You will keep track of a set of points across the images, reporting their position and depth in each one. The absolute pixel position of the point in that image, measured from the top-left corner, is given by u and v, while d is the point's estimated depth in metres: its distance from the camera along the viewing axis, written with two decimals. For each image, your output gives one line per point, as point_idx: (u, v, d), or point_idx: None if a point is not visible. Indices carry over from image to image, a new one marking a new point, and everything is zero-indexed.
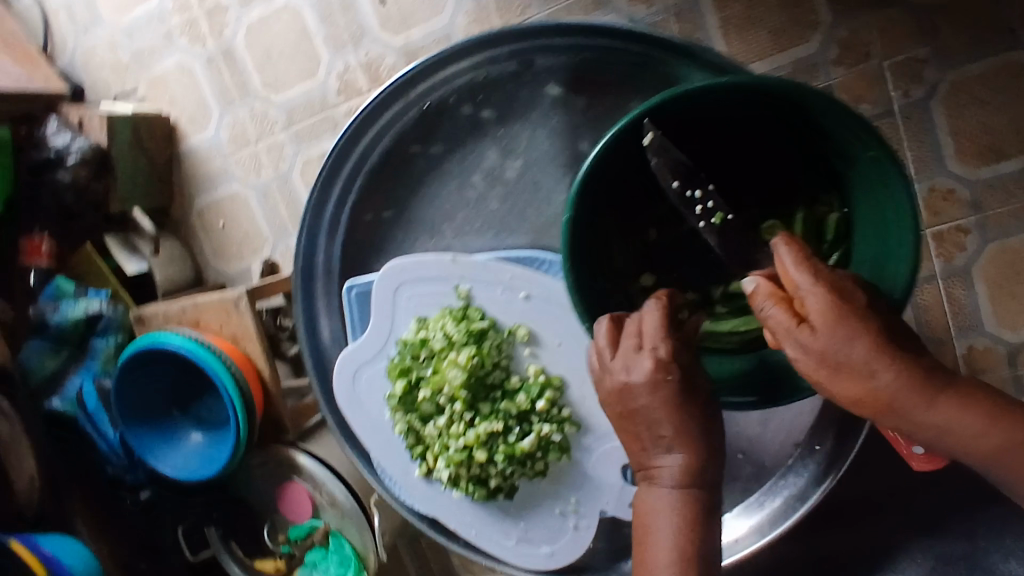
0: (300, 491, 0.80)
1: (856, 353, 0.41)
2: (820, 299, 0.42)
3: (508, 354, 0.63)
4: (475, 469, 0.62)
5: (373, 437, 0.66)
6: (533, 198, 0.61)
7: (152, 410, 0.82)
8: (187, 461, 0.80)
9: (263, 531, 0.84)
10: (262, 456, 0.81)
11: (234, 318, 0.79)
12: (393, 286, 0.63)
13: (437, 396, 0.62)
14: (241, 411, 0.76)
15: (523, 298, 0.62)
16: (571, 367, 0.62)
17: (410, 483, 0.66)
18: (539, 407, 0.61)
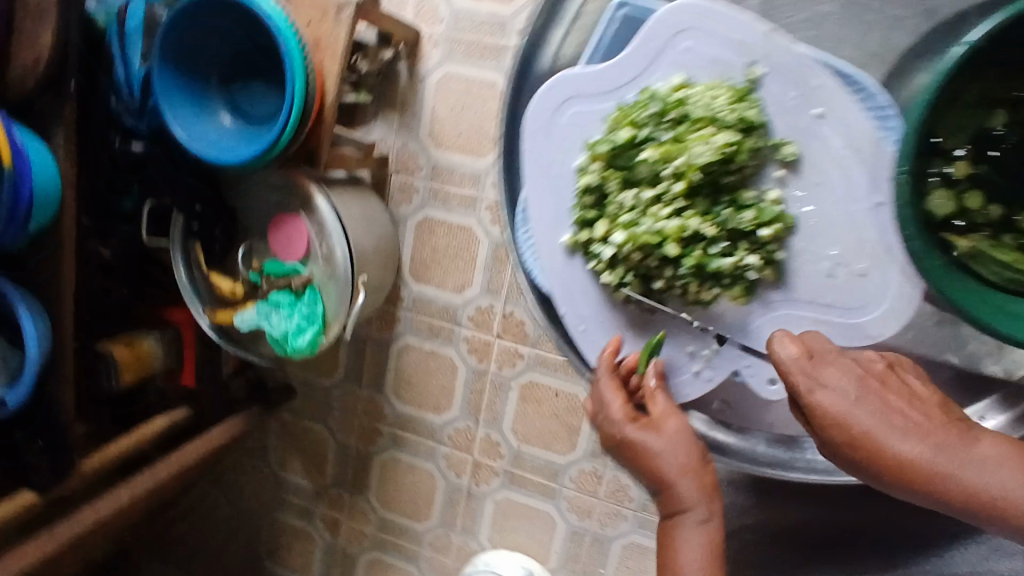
0: (297, 231, 0.98)
1: (930, 445, 0.47)
2: (846, 401, 0.50)
3: (756, 166, 0.60)
4: (653, 266, 0.63)
5: (546, 207, 0.67)
6: (843, 100, 0.57)
7: (196, 72, 0.93)
8: (205, 136, 0.92)
9: (238, 251, 1.03)
10: (276, 176, 0.97)
11: (332, 24, 0.89)
12: (672, 28, 0.61)
13: (661, 175, 0.62)
14: (295, 117, 0.87)
15: (815, 114, 0.58)
16: (818, 212, 0.59)
17: (555, 259, 0.68)
18: (763, 232, 0.59)
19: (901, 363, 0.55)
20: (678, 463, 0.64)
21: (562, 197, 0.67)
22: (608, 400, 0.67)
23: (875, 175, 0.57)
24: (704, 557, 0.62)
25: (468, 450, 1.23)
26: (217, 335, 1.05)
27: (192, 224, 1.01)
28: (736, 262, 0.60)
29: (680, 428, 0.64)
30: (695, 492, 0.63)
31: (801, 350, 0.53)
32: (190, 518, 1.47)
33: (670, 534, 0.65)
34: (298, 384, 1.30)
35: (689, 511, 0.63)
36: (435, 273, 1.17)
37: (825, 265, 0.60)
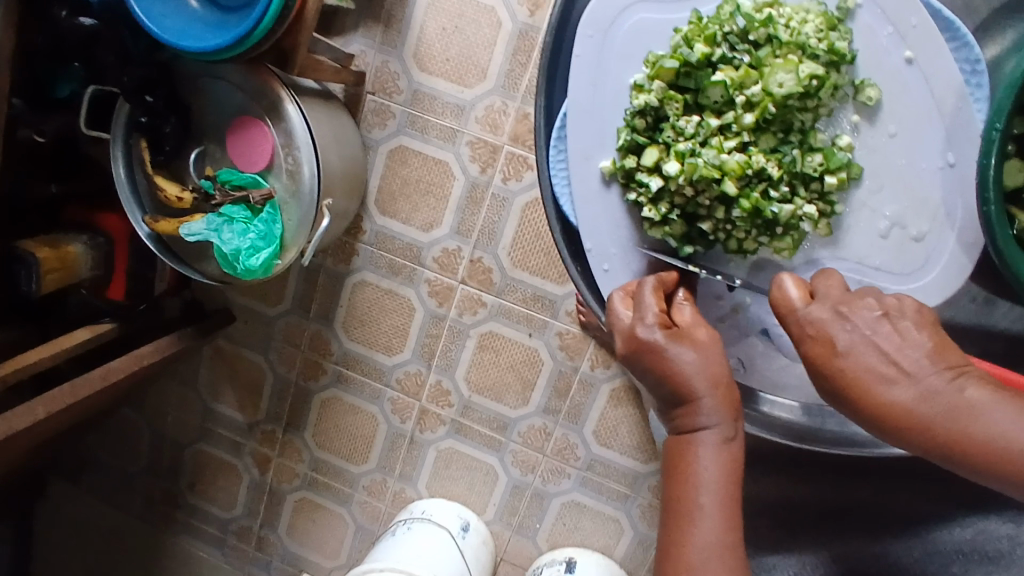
0: (262, 140, 0.88)
1: (913, 390, 0.42)
2: (835, 349, 0.44)
3: (834, 105, 0.48)
4: (702, 207, 0.49)
5: (585, 122, 0.51)
6: (948, 45, 0.46)
7: None
8: (165, 18, 0.80)
9: (190, 154, 0.92)
10: (243, 76, 0.87)
11: None
12: None
13: (734, 98, 0.47)
14: (275, 11, 0.77)
15: (905, 58, 0.46)
16: (884, 169, 0.48)
17: (586, 186, 0.52)
18: (829, 181, 0.47)
19: (898, 306, 0.45)
20: (708, 377, 0.48)
21: (609, 111, 0.51)
22: (641, 306, 0.49)
23: (955, 132, 0.47)
24: (719, 473, 0.48)
25: (416, 395, 1.18)
26: (155, 246, 0.94)
27: (140, 116, 0.90)
28: (794, 211, 0.48)
29: (711, 337, 0.49)
30: (718, 408, 0.48)
31: (802, 293, 0.47)
32: (102, 445, 1.36)
33: (683, 452, 0.50)
34: (239, 310, 1.21)
35: (711, 427, 0.48)
36: (402, 208, 1.10)
37: (880, 226, 0.49)
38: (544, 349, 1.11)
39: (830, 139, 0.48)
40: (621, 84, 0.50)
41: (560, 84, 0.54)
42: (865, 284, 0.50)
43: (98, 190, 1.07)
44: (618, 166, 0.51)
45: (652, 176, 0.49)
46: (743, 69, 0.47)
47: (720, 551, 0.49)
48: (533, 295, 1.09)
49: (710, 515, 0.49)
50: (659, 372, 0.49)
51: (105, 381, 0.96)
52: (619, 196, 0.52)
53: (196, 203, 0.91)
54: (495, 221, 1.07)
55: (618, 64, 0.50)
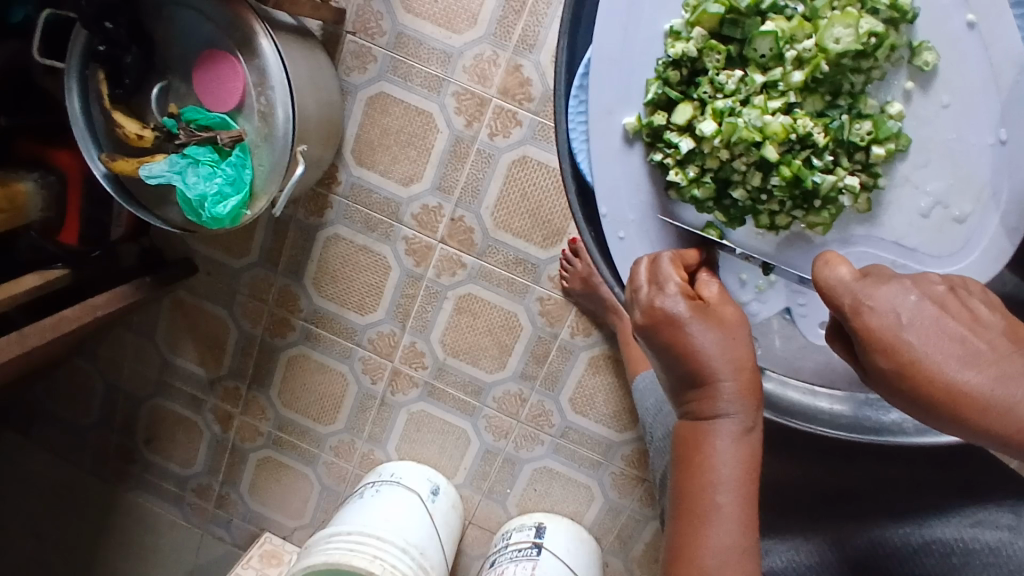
0: (235, 77, 0.80)
1: (993, 370, 0.34)
2: (899, 321, 0.36)
3: (888, 68, 0.45)
4: (737, 169, 0.47)
5: (611, 72, 0.47)
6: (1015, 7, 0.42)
7: None
8: None
9: (151, 89, 0.84)
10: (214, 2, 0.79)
11: None
12: None
13: (784, 52, 0.44)
14: None
15: (966, 21, 0.43)
16: (935, 141, 0.45)
17: (607, 145, 0.49)
18: (874, 152, 0.45)
19: (965, 285, 0.40)
20: (731, 360, 0.45)
21: (637, 61, 0.47)
22: (661, 276, 0.47)
23: (1013, 107, 0.43)
24: (737, 467, 0.46)
25: (388, 356, 1.14)
26: (113, 188, 0.87)
27: (97, 45, 0.81)
28: (835, 183, 0.46)
29: (737, 317, 0.46)
30: (741, 396, 0.45)
31: (853, 271, 0.41)
32: (52, 397, 1.29)
33: (697, 442, 0.47)
34: (202, 261, 1.15)
35: (730, 417, 0.45)
36: (380, 159, 1.04)
37: (922, 204, 0.47)
38: (524, 315, 1.07)
39: (879, 106, 0.45)
40: (654, 28, 0.46)
41: (585, 28, 0.49)
42: (897, 263, 0.48)
43: (49, 123, 0.98)
44: (644, 123, 0.47)
45: (682, 137, 0.47)
46: (797, 20, 0.44)
47: (735, 553, 0.46)
48: (516, 259, 1.05)
49: (728, 516, 0.46)
50: (678, 351, 0.45)
51: (55, 330, 0.90)
52: (641, 156, 0.49)
53: (159, 141, 0.84)
54: (479, 178, 1.02)
55: (652, 8, 0.46)
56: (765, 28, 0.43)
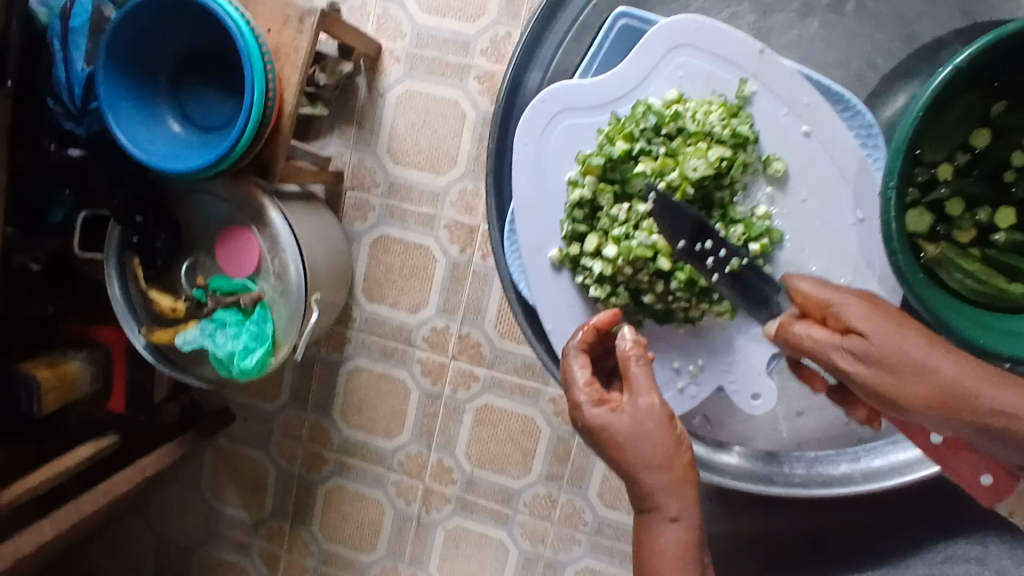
0: (251, 246, 0.92)
1: (961, 366, 0.47)
2: (894, 324, 0.48)
3: (747, 181, 0.61)
4: (643, 278, 0.61)
5: (534, 217, 0.63)
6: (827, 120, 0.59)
7: (141, 75, 0.87)
8: (152, 143, 0.86)
9: (181, 266, 0.96)
10: (228, 187, 0.92)
11: (288, 33, 0.87)
12: (671, 43, 0.59)
13: (656, 185, 0.60)
14: (250, 127, 0.82)
15: (803, 132, 0.59)
16: (801, 230, 0.61)
17: (542, 273, 0.64)
18: (753, 250, 0.59)
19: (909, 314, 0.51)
20: (648, 451, 0.56)
21: (554, 203, 0.63)
22: (571, 377, 0.60)
23: (860, 190, 0.59)
24: (676, 547, 0.55)
25: (419, 476, 1.19)
26: (153, 356, 0.97)
27: (131, 236, 0.94)
28: None
29: (649, 406, 0.57)
30: (667, 484, 0.56)
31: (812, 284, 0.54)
32: (109, 558, 1.35)
33: (643, 528, 0.57)
34: (238, 408, 1.24)
35: (665, 504, 0.56)
36: (389, 293, 1.14)
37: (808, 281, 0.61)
38: (540, 416, 1.12)
39: (748, 210, 0.61)
40: (558, 180, 0.63)
41: (508, 184, 0.65)
42: None
43: (95, 306, 1.12)
44: (565, 253, 0.63)
45: (595, 258, 0.62)
46: (660, 161, 0.60)
47: None
48: (524, 364, 1.12)
49: None
50: (602, 442, 0.58)
51: (108, 493, 0.99)
52: (570, 279, 0.64)
53: (190, 310, 0.96)
54: (480, 296, 1.11)
55: (558, 166, 0.63)
56: (637, 170, 0.60)
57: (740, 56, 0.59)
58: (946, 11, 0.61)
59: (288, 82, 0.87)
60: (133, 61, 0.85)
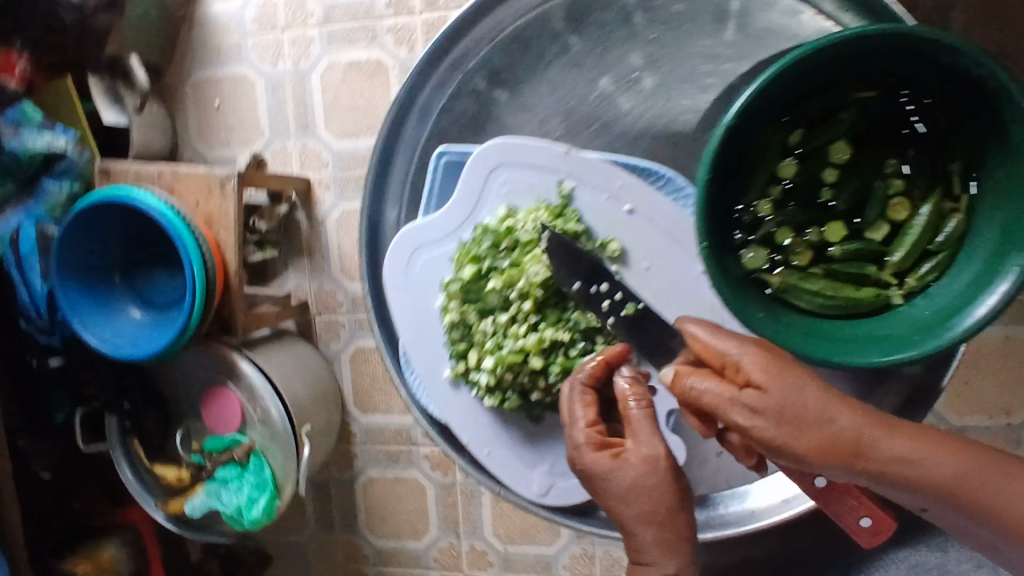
0: (232, 399, 0.97)
1: (854, 415, 0.53)
2: (777, 387, 0.53)
3: (594, 263, 0.72)
4: (523, 373, 0.73)
5: (421, 347, 0.77)
6: (631, 194, 0.71)
7: (94, 278, 0.94)
8: (117, 336, 0.92)
9: (176, 434, 1.01)
10: (200, 351, 0.98)
11: (215, 199, 0.94)
12: (492, 166, 0.73)
13: (512, 296, 0.73)
14: (199, 298, 0.88)
15: (626, 209, 0.71)
16: (655, 291, 0.71)
17: (444, 388, 0.77)
18: (609, 324, 0.71)
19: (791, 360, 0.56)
20: (641, 506, 0.60)
21: (435, 328, 0.77)
22: (573, 418, 0.66)
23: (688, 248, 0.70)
24: None
25: (457, 566, 1.20)
26: (172, 524, 1.01)
27: (126, 423, 1.00)
28: (591, 357, 0.72)
29: (649, 445, 0.62)
30: (657, 540, 0.60)
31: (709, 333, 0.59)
32: None
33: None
34: (272, 547, 1.27)
35: (656, 559, 0.60)
36: (380, 400, 1.18)
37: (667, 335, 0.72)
38: None
39: (600, 290, 0.73)
40: (433, 307, 0.77)
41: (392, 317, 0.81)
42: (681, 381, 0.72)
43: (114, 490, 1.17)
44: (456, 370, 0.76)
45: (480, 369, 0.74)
46: (508, 276, 0.72)
47: None
48: None
49: None
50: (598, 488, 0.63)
51: None
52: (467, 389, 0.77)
53: (194, 474, 1.01)
54: None
55: (431, 296, 0.77)
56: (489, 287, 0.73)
57: (552, 166, 0.72)
58: (751, 43, 0.69)
59: (226, 245, 0.94)
60: (82, 268, 0.92)
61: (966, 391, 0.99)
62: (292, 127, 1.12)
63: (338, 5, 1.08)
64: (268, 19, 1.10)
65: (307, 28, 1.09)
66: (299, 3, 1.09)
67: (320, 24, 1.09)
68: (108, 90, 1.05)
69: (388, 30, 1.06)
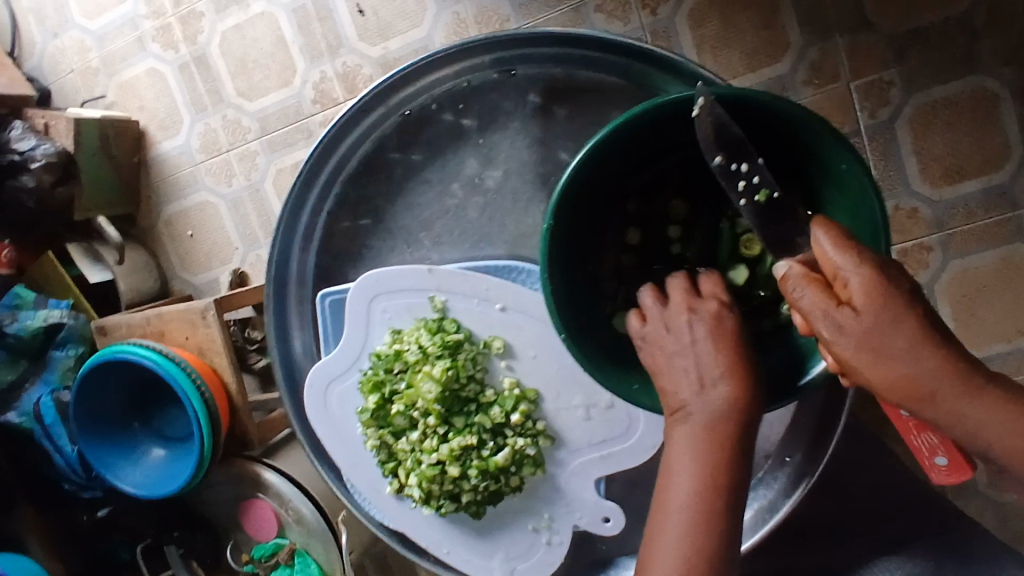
0: (265, 508, 1.02)
1: (942, 368, 0.42)
2: (882, 310, 0.43)
3: (484, 366, 0.68)
4: (448, 484, 0.66)
5: (359, 475, 0.72)
6: (507, 286, 0.66)
7: (115, 429, 1.02)
8: (146, 477, 0.99)
9: (227, 548, 1.07)
10: (224, 471, 1.03)
11: (201, 329, 1.00)
12: (368, 297, 0.68)
13: (414, 413, 0.67)
14: (205, 429, 0.94)
15: (498, 309, 0.67)
16: (547, 379, 0.67)
17: (386, 507, 0.71)
18: (514, 419, 0.66)
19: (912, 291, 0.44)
20: (706, 404, 0.51)
21: (364, 455, 0.71)
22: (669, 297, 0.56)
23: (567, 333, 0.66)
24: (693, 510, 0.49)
25: None
26: None
27: (177, 550, 1.07)
28: (512, 452, 0.66)
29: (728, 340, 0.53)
30: (699, 450, 0.50)
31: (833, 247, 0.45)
32: None
33: (663, 484, 0.52)
34: None
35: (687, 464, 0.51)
36: None
37: (578, 413, 0.67)
38: None
39: (500, 387, 0.68)
40: (355, 436, 0.72)
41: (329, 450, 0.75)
42: (609, 450, 0.67)
43: None
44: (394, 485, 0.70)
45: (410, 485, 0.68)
46: (405, 396, 0.67)
47: None
48: None
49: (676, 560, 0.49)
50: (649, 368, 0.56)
51: None
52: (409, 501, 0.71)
53: None
54: None
55: (348, 426, 0.71)
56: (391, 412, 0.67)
57: (416, 281, 0.67)
58: None
59: (222, 369, 1.00)
60: (99, 425, 1.00)
61: (975, 318, 0.88)
62: (261, 236, 1.15)
63: (269, 114, 1.11)
64: (212, 141, 1.15)
65: (248, 140, 1.13)
66: (235, 120, 1.13)
67: (258, 133, 1.12)
68: (88, 252, 1.13)
69: (319, 120, 1.08)
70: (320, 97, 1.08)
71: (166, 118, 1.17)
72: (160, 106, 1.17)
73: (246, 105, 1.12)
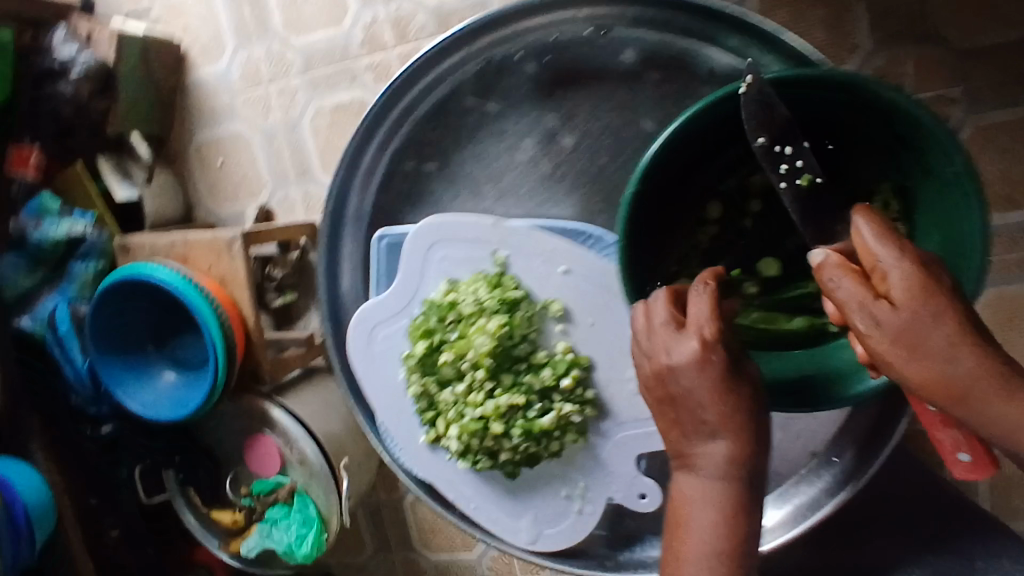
0: (270, 445, 1.02)
1: (980, 367, 0.42)
2: (916, 305, 0.42)
3: (540, 329, 0.70)
4: (488, 438, 0.69)
5: (398, 424, 0.75)
6: (567, 250, 0.69)
7: (129, 349, 1.02)
8: (154, 400, 1.00)
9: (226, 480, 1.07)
10: (235, 403, 1.04)
11: (225, 259, 0.98)
12: (427, 246, 0.72)
13: (460, 364, 0.69)
14: (221, 358, 0.94)
15: (561, 272, 0.69)
16: (599, 348, 0.70)
17: (422, 457, 0.75)
18: (565, 383, 0.68)
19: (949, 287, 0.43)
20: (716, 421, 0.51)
21: (405, 401, 0.75)
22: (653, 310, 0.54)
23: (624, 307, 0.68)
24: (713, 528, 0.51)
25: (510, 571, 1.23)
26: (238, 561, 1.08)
27: (178, 476, 1.07)
28: (558, 414, 0.68)
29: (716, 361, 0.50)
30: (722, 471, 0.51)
31: (874, 234, 0.44)
32: None
33: (679, 504, 0.53)
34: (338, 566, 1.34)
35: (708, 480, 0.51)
36: None
37: (628, 386, 0.69)
38: None
39: (552, 351, 0.70)
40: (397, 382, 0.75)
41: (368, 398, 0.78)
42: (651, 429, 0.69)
43: None
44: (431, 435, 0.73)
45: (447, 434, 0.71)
46: (453, 348, 0.69)
47: None
48: None
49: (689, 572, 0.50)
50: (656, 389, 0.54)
51: None
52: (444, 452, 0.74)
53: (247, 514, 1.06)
54: None
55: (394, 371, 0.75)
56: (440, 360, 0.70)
57: (481, 235, 0.70)
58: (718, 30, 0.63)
59: (242, 300, 0.99)
60: (116, 343, 1.00)
61: None
62: (292, 175, 1.14)
63: (315, 51, 1.09)
64: (253, 73, 1.13)
65: (290, 76, 1.11)
66: (279, 53, 1.11)
67: (300, 69, 1.10)
68: (116, 167, 1.13)
69: (365, 63, 1.06)
70: (369, 41, 1.05)
71: (209, 44, 1.15)
72: (205, 31, 1.15)
73: (293, 39, 1.10)
